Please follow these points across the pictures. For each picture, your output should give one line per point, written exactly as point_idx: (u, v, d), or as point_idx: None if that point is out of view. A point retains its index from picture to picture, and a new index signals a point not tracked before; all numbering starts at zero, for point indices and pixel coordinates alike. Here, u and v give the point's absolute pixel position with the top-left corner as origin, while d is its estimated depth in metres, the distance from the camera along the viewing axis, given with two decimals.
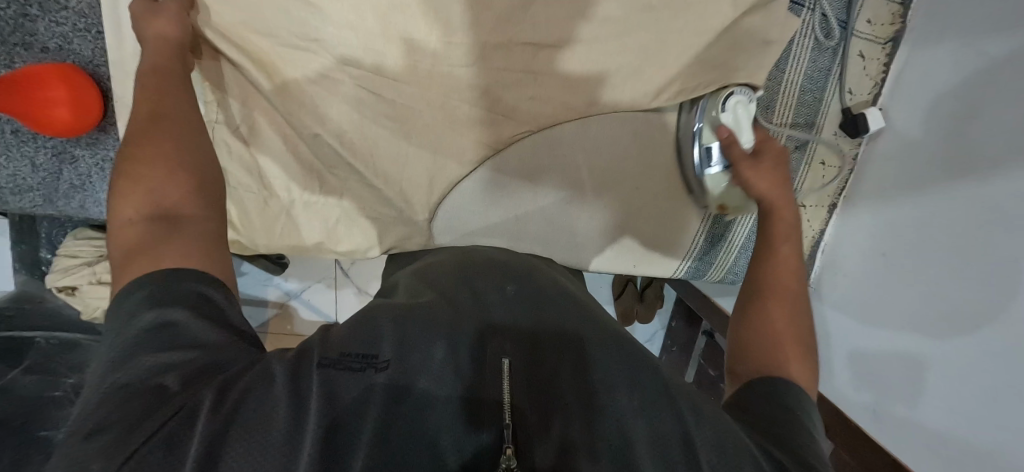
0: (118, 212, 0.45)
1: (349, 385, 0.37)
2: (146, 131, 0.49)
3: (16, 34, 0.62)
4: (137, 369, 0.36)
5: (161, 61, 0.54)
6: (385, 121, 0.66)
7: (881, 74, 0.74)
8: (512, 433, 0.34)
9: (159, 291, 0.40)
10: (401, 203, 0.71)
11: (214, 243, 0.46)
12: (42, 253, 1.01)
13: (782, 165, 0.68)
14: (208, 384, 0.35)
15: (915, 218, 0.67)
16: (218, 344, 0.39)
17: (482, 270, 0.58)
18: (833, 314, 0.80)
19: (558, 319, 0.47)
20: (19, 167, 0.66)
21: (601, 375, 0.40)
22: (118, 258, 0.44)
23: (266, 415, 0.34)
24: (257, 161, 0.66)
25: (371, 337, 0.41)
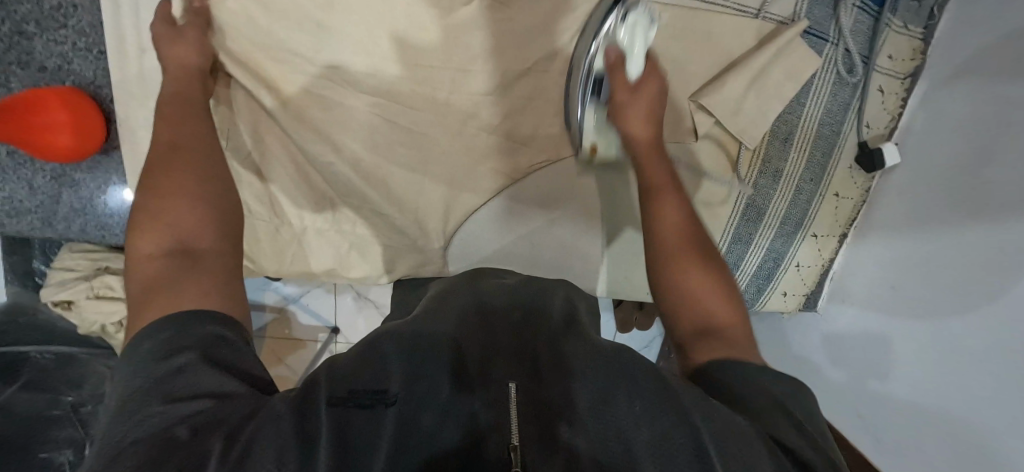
0: (134, 247, 0.41)
1: (363, 424, 0.29)
2: (168, 163, 0.45)
3: (11, 53, 0.58)
4: (151, 424, 0.29)
5: (175, 88, 0.51)
6: (400, 149, 0.64)
7: (899, 108, 0.73)
8: (518, 458, 0.29)
9: (172, 338, 0.34)
10: (415, 231, 0.68)
11: (233, 284, 0.41)
12: (36, 263, 0.96)
13: (657, 105, 0.59)
14: (217, 431, 0.28)
15: (929, 248, 0.66)
16: (238, 392, 0.32)
17: (490, 292, 0.51)
18: (846, 338, 0.79)
19: (587, 340, 0.39)
20: (15, 189, 0.64)
21: (638, 386, 0.32)
22: (135, 297, 0.38)
23: (273, 454, 0.26)
24: (268, 189, 0.64)
25: (378, 367, 0.34)
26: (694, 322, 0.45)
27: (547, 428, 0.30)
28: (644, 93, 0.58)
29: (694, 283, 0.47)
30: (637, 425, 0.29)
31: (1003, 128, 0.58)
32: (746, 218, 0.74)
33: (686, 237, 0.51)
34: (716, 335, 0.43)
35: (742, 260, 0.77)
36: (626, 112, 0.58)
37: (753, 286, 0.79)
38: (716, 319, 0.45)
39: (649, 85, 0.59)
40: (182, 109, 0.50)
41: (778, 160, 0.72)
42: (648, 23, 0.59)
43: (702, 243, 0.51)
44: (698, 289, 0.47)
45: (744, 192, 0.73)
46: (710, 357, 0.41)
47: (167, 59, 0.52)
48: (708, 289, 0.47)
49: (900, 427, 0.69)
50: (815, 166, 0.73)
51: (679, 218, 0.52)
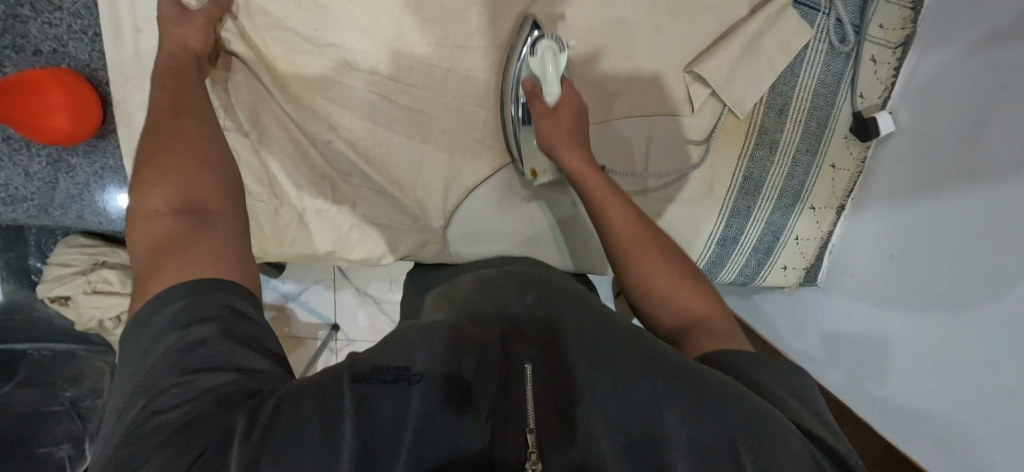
0: (144, 202, 0.40)
1: (385, 403, 0.31)
2: (173, 128, 0.45)
3: (5, 36, 0.58)
4: (178, 391, 0.31)
5: (171, 64, 0.51)
6: (399, 127, 0.64)
7: (891, 78, 0.74)
8: (536, 438, 0.30)
9: (191, 307, 0.34)
10: (416, 210, 0.68)
11: (243, 249, 0.41)
12: (31, 261, 0.93)
13: (581, 120, 0.61)
14: (241, 406, 0.30)
15: (923, 228, 0.68)
16: (258, 367, 0.34)
17: (500, 280, 0.52)
18: (843, 311, 0.80)
19: (597, 321, 0.40)
20: (11, 176, 0.64)
21: (651, 365, 0.33)
22: (144, 257, 0.38)
23: (298, 427, 0.29)
24: (267, 168, 0.63)
25: (404, 347, 0.35)
26: (677, 321, 0.45)
27: (566, 409, 0.32)
28: (564, 113, 0.60)
29: (668, 285, 0.47)
30: (663, 409, 0.31)
31: (988, 102, 0.60)
32: (745, 190, 0.75)
33: (648, 245, 0.50)
34: (698, 329, 0.44)
35: (741, 233, 0.77)
36: (555, 138, 0.59)
37: (752, 260, 0.80)
38: (698, 313, 0.45)
39: (568, 107, 0.60)
40: (179, 82, 0.50)
41: (774, 131, 0.73)
42: (556, 49, 0.59)
43: (662, 245, 0.51)
44: (674, 291, 0.47)
45: (740, 166, 0.73)
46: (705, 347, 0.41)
47: (167, 37, 0.53)
48: (683, 288, 0.47)
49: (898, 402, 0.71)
50: (811, 137, 0.74)
51: (635, 228, 0.52)
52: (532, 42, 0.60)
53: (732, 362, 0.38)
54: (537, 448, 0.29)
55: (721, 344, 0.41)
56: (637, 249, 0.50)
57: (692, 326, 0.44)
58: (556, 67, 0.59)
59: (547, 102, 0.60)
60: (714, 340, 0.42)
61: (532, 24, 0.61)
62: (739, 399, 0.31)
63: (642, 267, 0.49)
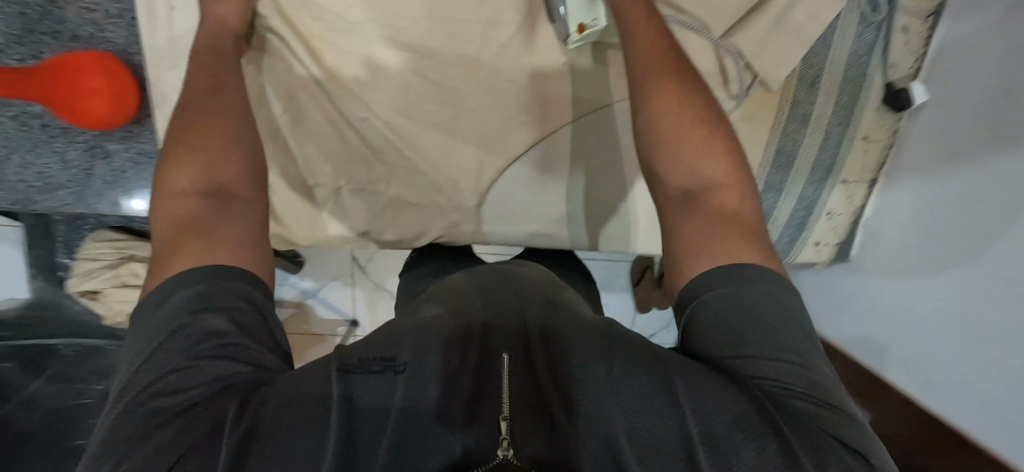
0: (169, 181, 0.41)
1: (370, 394, 0.33)
2: (206, 106, 0.45)
3: (44, 22, 0.59)
4: (179, 378, 0.32)
5: (209, 40, 0.52)
6: (434, 104, 0.64)
7: (922, 48, 0.73)
8: (510, 426, 0.32)
9: (205, 293, 0.35)
10: (449, 190, 0.68)
11: (263, 239, 0.42)
12: (58, 257, 0.91)
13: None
14: (237, 392, 0.32)
15: (949, 207, 0.68)
16: (258, 354, 0.35)
17: (490, 268, 0.53)
18: (880, 286, 0.80)
19: (593, 317, 0.41)
20: (49, 164, 0.64)
21: (624, 356, 0.35)
22: (164, 236, 0.39)
23: (290, 418, 0.31)
24: (304, 150, 0.64)
25: (393, 338, 0.37)
26: (683, 184, 0.44)
27: (540, 402, 0.34)
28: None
29: (687, 146, 0.44)
30: (635, 397, 0.32)
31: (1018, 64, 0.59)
32: (778, 164, 0.74)
33: (680, 94, 0.46)
34: (705, 201, 0.43)
35: (774, 209, 0.77)
36: None
37: (785, 237, 0.79)
38: (706, 180, 0.44)
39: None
40: (218, 58, 0.50)
41: (806, 103, 0.72)
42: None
43: (699, 100, 0.46)
44: (691, 150, 0.44)
45: (773, 139, 0.73)
46: (697, 250, 0.40)
47: (207, 18, 0.53)
48: (703, 150, 0.44)
49: (938, 375, 0.70)
50: (842, 110, 0.74)
51: (672, 75, 0.46)
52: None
53: (727, 328, 0.36)
54: (510, 436, 0.31)
55: (715, 259, 0.39)
56: (670, 102, 0.45)
57: (700, 192, 0.43)
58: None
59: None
60: (709, 239, 0.41)
61: None
62: (732, 398, 0.32)
63: (670, 113, 0.45)
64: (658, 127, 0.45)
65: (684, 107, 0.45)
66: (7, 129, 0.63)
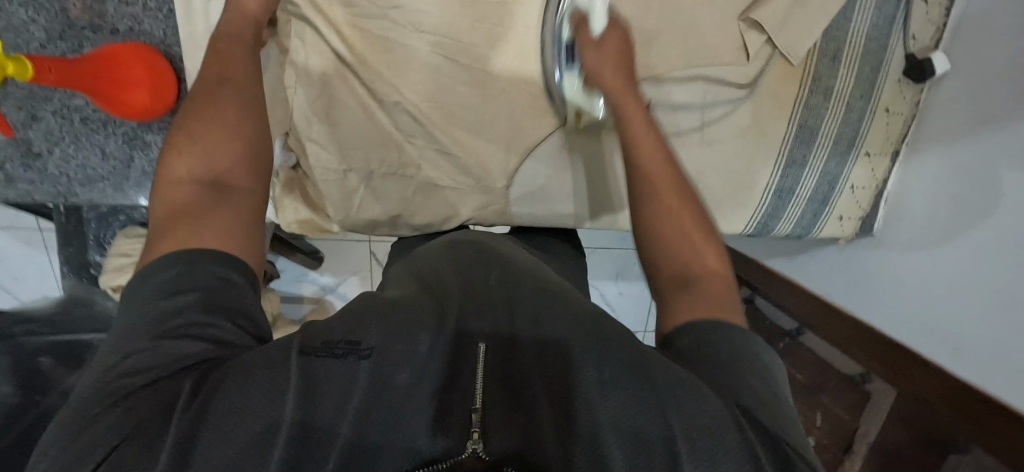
0: (171, 169, 0.43)
1: (331, 377, 0.34)
2: (213, 92, 0.48)
3: (85, 17, 0.61)
4: (145, 357, 0.34)
5: (234, 28, 0.54)
6: (463, 86, 0.65)
7: (943, 18, 0.74)
8: (481, 417, 0.34)
9: (181, 275, 0.37)
10: (479, 171, 0.69)
11: (252, 230, 0.44)
12: (90, 254, 0.98)
13: (625, 54, 0.62)
14: (194, 370, 0.33)
15: (971, 177, 0.70)
16: (228, 333, 0.37)
17: (457, 253, 0.54)
18: (904, 259, 0.81)
19: (552, 305, 0.43)
20: (89, 156, 0.66)
21: (589, 348, 0.38)
22: (157, 219, 0.41)
23: (242, 394, 0.31)
24: (336, 135, 0.65)
25: (358, 324, 0.39)
26: (676, 270, 0.48)
27: (516, 396, 0.36)
28: (609, 48, 0.61)
29: (676, 239, 0.50)
30: (586, 384, 0.35)
31: None
32: (800, 139, 0.75)
33: (673, 193, 0.52)
34: (693, 288, 0.46)
35: (797, 184, 0.78)
36: (598, 66, 0.61)
37: (808, 212, 0.80)
38: (695, 271, 0.47)
39: (614, 36, 0.62)
40: (236, 46, 0.52)
41: (828, 77, 0.73)
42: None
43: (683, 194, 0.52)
44: (678, 239, 0.50)
45: (796, 113, 0.74)
46: (680, 316, 0.44)
47: (238, 8, 0.55)
48: (695, 251, 0.49)
49: (966, 341, 0.71)
50: (864, 83, 0.74)
51: (664, 171, 0.54)
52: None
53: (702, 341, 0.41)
54: (481, 429, 0.33)
55: (698, 316, 0.43)
56: (663, 204, 0.52)
57: (689, 281, 0.47)
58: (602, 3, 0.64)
59: (590, 37, 0.62)
60: (694, 303, 0.44)
61: None
62: (676, 386, 0.35)
63: (662, 212, 0.51)
64: (653, 225, 0.51)
65: (678, 211, 0.51)
66: (48, 123, 0.65)
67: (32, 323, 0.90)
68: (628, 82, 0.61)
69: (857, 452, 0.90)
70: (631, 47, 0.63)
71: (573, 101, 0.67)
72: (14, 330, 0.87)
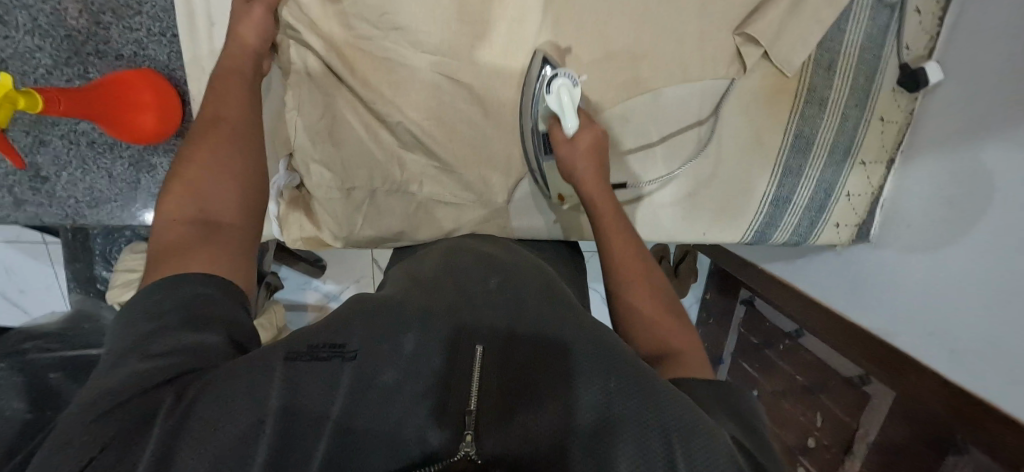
0: (163, 211, 0.46)
1: (312, 377, 0.35)
2: (207, 131, 0.51)
3: (90, 43, 0.62)
4: (127, 371, 0.34)
5: (232, 65, 0.56)
6: (464, 104, 0.66)
7: (936, 28, 0.75)
8: (474, 421, 0.35)
9: (161, 300, 0.39)
10: (480, 186, 0.70)
11: (242, 254, 0.46)
12: (97, 269, 1.00)
13: (599, 150, 0.64)
14: (172, 384, 0.33)
15: (968, 176, 0.70)
16: (215, 344, 0.37)
17: (457, 260, 0.55)
18: (902, 262, 0.81)
19: (527, 307, 0.44)
20: (96, 179, 0.67)
21: (584, 342, 0.39)
22: (152, 256, 0.44)
23: (225, 403, 0.32)
24: (339, 155, 0.66)
25: (342, 326, 0.39)
26: (654, 341, 0.47)
27: (507, 394, 0.37)
28: (582, 143, 0.63)
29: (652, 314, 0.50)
30: (559, 383, 0.36)
31: None
32: (796, 149, 0.76)
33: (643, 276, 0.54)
34: (670, 358, 0.46)
35: (794, 193, 0.79)
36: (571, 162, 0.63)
37: (806, 219, 0.81)
38: (673, 344, 0.47)
39: (589, 136, 0.64)
40: (239, 83, 0.55)
41: (823, 88, 0.74)
42: (571, 85, 0.62)
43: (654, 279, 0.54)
44: (657, 320, 0.49)
45: (791, 123, 0.75)
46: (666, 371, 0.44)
47: (239, 45, 0.57)
48: (669, 327, 0.49)
49: (963, 346, 0.71)
50: (859, 92, 0.75)
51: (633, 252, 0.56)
52: (547, 82, 0.63)
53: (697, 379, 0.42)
54: (473, 431, 0.34)
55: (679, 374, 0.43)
56: (633, 288, 0.53)
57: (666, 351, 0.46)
58: (571, 100, 0.62)
59: (564, 134, 0.64)
60: (675, 370, 0.44)
61: (544, 59, 0.64)
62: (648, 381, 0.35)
63: (632, 290, 0.53)
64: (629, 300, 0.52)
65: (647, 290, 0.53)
66: (57, 147, 0.66)
67: (40, 339, 0.92)
68: (602, 173, 0.63)
69: (857, 453, 0.91)
70: (605, 143, 0.65)
71: (556, 184, 0.70)
72: (23, 346, 0.89)
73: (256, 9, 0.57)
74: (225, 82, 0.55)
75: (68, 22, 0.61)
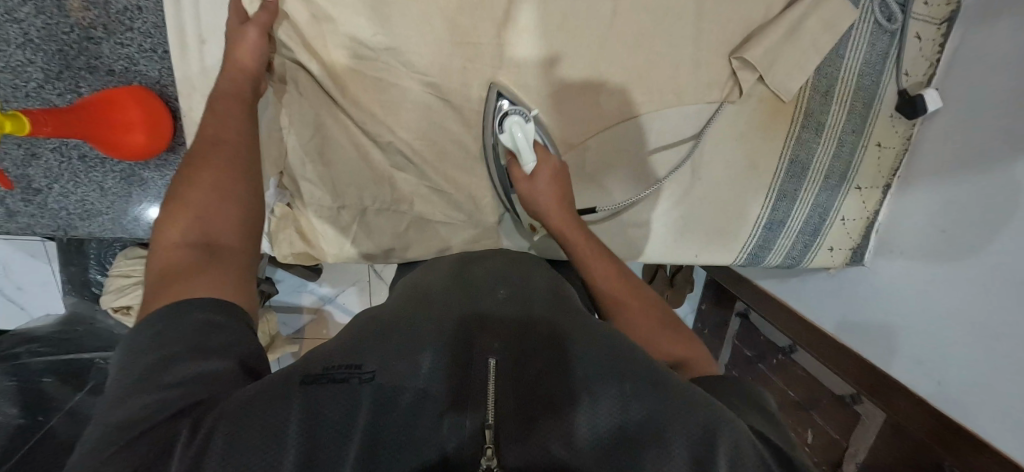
0: (164, 234, 0.43)
1: (335, 403, 0.33)
2: (206, 155, 0.48)
3: (80, 58, 0.61)
4: (137, 406, 0.32)
5: (232, 85, 0.54)
6: (456, 125, 0.66)
7: (937, 54, 0.73)
8: (493, 434, 0.33)
9: (165, 327, 0.36)
10: (471, 206, 0.70)
11: (245, 278, 0.43)
12: (91, 273, 1.00)
13: (562, 186, 0.63)
14: (191, 411, 0.32)
15: (965, 192, 0.69)
16: (228, 371, 0.35)
17: (472, 277, 0.51)
18: (896, 281, 0.81)
19: (540, 324, 0.42)
20: (87, 192, 0.67)
21: (590, 362, 0.37)
22: (153, 280, 0.41)
23: (243, 431, 0.30)
24: (330, 175, 0.66)
25: (357, 348, 0.38)
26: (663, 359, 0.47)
27: (531, 405, 0.35)
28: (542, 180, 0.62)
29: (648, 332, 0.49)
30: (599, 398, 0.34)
31: None
32: (791, 173, 0.76)
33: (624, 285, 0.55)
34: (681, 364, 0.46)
35: (787, 217, 0.78)
36: (532, 202, 0.62)
37: (799, 243, 0.80)
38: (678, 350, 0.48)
39: (548, 171, 0.62)
40: (238, 104, 0.54)
41: (819, 113, 0.74)
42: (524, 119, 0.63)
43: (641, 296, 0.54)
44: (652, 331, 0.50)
45: (788, 147, 0.75)
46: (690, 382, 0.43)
47: (233, 63, 0.55)
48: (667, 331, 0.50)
49: (951, 378, 0.71)
50: (856, 117, 0.75)
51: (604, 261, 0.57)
52: (502, 118, 0.64)
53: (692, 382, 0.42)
54: (494, 444, 0.32)
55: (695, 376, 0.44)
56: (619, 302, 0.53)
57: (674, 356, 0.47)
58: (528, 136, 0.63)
59: (524, 172, 0.63)
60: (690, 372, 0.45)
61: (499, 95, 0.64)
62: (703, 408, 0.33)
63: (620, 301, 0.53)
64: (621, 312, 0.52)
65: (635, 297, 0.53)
66: (48, 159, 0.66)
67: (36, 342, 0.93)
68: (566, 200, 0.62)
69: None
70: (565, 171, 0.64)
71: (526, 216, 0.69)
72: (17, 351, 0.89)
73: (250, 30, 0.56)
74: (222, 101, 0.53)
75: (59, 36, 0.60)
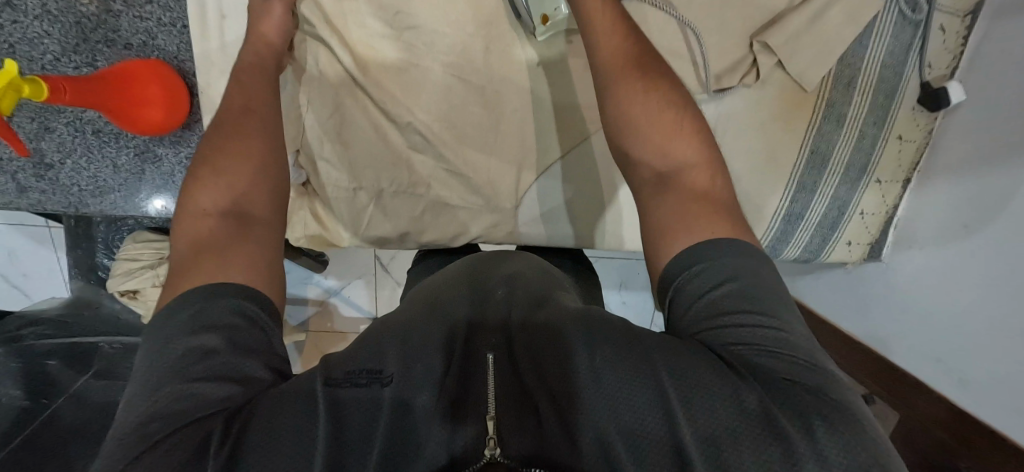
0: (196, 201, 0.42)
1: (358, 409, 0.32)
2: (237, 130, 0.47)
3: (98, 31, 0.61)
4: (167, 398, 0.31)
5: (253, 57, 0.54)
6: (476, 107, 0.65)
7: (960, 47, 0.73)
8: (496, 425, 0.32)
9: (199, 312, 0.34)
10: (489, 192, 0.68)
11: (277, 261, 0.41)
12: (98, 257, 1.00)
13: None
14: (222, 410, 0.31)
15: (985, 187, 0.68)
16: (260, 374, 0.34)
17: (483, 269, 0.50)
18: (912, 285, 0.80)
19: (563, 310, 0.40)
20: (100, 168, 0.67)
21: (610, 345, 0.34)
22: (181, 252, 0.40)
23: (276, 434, 0.30)
24: (347, 156, 0.65)
25: (376, 349, 0.36)
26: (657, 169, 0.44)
27: (545, 395, 0.33)
28: None
29: (653, 137, 0.45)
30: (629, 390, 0.31)
31: None
32: (812, 164, 0.75)
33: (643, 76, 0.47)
34: (674, 190, 0.42)
35: (806, 210, 0.77)
36: None
37: (816, 237, 0.80)
38: (676, 163, 0.44)
39: None
40: (257, 78, 0.52)
41: (841, 104, 0.73)
42: None
43: (661, 87, 0.47)
44: (661, 132, 0.45)
45: (808, 138, 0.74)
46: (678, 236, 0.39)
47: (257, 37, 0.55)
48: (677, 137, 0.44)
49: (970, 375, 0.71)
50: (877, 109, 0.74)
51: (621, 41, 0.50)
52: None
53: (708, 305, 0.35)
54: (496, 435, 0.31)
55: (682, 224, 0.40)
56: (628, 97, 0.46)
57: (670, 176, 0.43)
58: None
59: None
60: (678, 209, 0.41)
61: None
62: (755, 396, 0.29)
63: (630, 97, 0.46)
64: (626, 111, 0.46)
65: (654, 94, 0.46)
66: (61, 133, 0.65)
67: (40, 325, 0.91)
68: None
69: None
70: None
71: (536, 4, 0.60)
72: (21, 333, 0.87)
73: (275, 6, 0.56)
74: (244, 73, 0.52)
75: (78, 8, 0.60)
